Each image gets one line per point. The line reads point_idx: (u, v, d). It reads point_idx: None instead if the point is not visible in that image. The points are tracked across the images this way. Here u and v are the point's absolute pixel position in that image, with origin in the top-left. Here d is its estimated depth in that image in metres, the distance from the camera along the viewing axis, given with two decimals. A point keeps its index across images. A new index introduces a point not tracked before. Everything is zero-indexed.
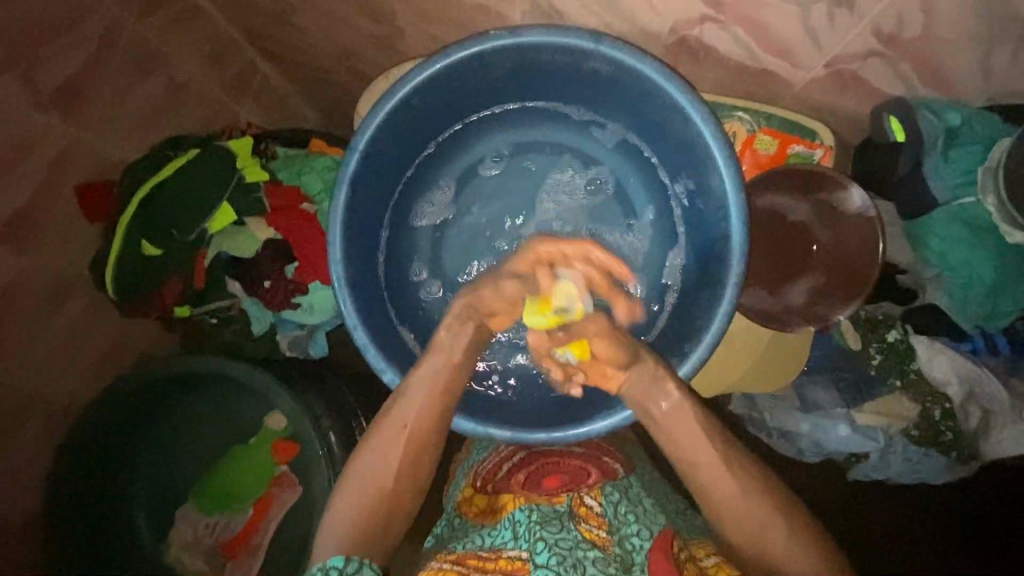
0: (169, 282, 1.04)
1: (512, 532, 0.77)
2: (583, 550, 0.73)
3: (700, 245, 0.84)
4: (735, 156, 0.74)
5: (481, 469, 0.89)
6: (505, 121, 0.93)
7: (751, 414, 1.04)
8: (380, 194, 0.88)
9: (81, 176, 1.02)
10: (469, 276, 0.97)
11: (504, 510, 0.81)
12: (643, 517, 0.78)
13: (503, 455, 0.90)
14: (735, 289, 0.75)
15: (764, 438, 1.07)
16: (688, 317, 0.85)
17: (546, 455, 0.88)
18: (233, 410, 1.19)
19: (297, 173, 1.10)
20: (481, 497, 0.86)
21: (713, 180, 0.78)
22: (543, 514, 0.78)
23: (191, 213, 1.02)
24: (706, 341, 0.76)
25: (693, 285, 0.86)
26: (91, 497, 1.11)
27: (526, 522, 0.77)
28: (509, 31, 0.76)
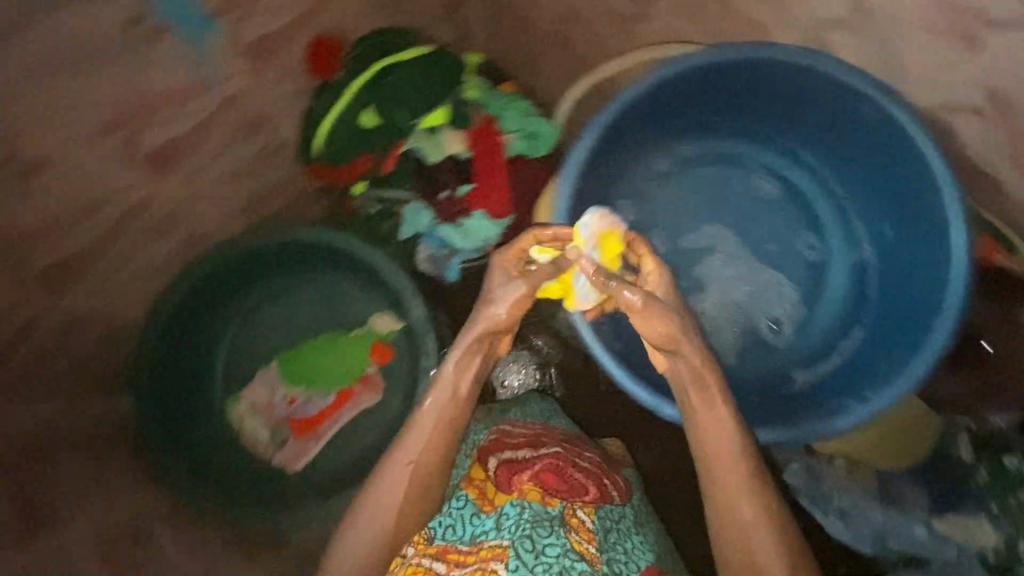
0: (362, 155, 1.07)
1: (495, 524, 0.82)
2: (571, 561, 0.78)
3: (900, 308, 0.90)
4: (970, 233, 0.77)
5: (500, 455, 0.91)
6: (738, 132, 1.00)
7: (812, 484, 1.07)
8: (609, 154, 0.93)
9: (322, 29, 1.03)
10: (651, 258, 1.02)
11: (498, 502, 0.86)
12: (631, 552, 0.86)
13: (511, 450, 0.91)
14: (937, 356, 0.77)
15: (819, 517, 1.08)
16: (864, 373, 0.89)
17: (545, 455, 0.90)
18: (342, 298, 1.22)
19: (501, 106, 1.11)
20: (480, 470, 0.91)
21: (943, 253, 0.81)
22: (534, 514, 0.81)
23: (413, 102, 1.04)
24: (892, 394, 0.79)
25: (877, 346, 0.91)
26: (193, 320, 1.13)
27: (516, 518, 0.80)
28: (800, 49, 0.81)
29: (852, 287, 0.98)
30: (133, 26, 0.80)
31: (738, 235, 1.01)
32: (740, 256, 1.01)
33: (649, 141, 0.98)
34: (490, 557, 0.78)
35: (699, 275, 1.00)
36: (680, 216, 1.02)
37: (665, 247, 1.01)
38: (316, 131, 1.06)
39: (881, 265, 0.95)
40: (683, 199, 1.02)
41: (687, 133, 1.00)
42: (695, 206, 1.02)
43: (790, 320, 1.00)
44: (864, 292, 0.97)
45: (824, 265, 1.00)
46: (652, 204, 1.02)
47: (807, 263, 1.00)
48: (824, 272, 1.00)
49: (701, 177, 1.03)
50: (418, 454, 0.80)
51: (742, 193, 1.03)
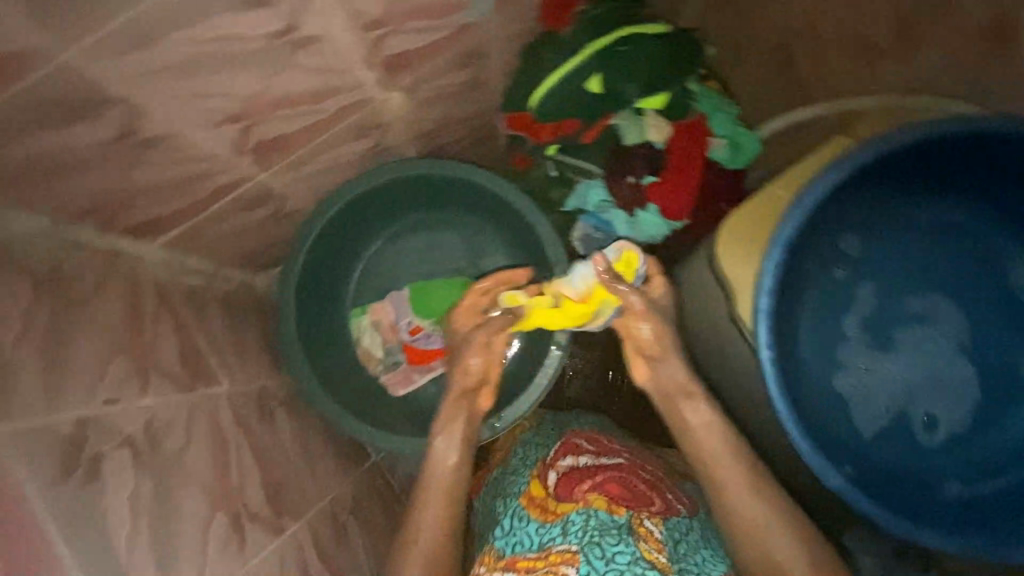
0: (570, 119, 1.04)
1: (562, 531, 0.83)
2: (642, 568, 0.78)
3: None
4: None
5: (552, 462, 0.94)
6: (1001, 201, 0.82)
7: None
8: (843, 199, 0.79)
9: None
10: (841, 316, 0.86)
11: (564, 512, 0.86)
12: (707, 561, 0.84)
13: (572, 457, 0.94)
14: None
15: None
16: None
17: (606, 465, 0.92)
18: (484, 247, 1.24)
19: (715, 105, 1.05)
20: (540, 487, 0.93)
21: None
22: (601, 522, 0.82)
23: (639, 82, 1.01)
24: None
25: None
26: (346, 227, 1.15)
27: (583, 525, 0.82)
28: None
29: None
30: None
31: (951, 317, 0.85)
32: (949, 348, 0.85)
33: (889, 189, 0.82)
34: (558, 564, 0.79)
35: (900, 339, 0.86)
36: (893, 280, 0.86)
37: (864, 308, 0.86)
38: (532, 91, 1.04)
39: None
40: (901, 261, 0.86)
41: (943, 186, 0.82)
42: (912, 273, 0.85)
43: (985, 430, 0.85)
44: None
45: None
46: (864, 257, 0.86)
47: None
48: None
49: (933, 241, 0.85)
50: (434, 514, 0.88)
51: (974, 273, 0.85)
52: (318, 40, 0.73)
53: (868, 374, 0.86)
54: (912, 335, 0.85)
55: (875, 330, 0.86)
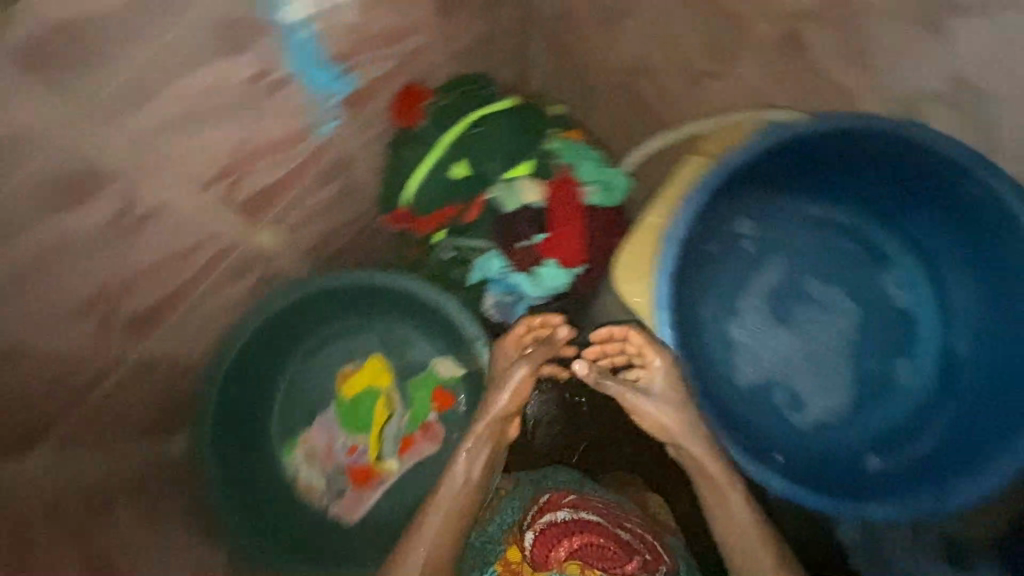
0: (447, 206, 1.06)
1: None
2: None
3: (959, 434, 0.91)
4: None
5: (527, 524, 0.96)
6: (829, 188, 0.99)
7: (866, 545, 1.08)
8: (707, 211, 0.92)
9: (409, 77, 1.01)
10: (730, 305, 0.99)
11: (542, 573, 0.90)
12: None
13: (548, 517, 0.95)
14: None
15: None
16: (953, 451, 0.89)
17: (582, 527, 0.94)
18: (403, 340, 1.18)
19: (578, 156, 1.11)
20: (517, 550, 0.94)
21: None
22: None
23: (499, 157, 1.06)
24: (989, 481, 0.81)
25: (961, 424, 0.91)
26: (249, 366, 1.09)
27: None
28: (919, 125, 0.81)
29: (934, 352, 0.98)
30: (274, 86, 0.82)
31: (845, 307, 0.99)
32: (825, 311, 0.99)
33: (741, 194, 0.96)
34: None
35: (786, 310, 0.99)
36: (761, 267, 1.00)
37: (766, 289, 0.99)
38: (404, 192, 1.06)
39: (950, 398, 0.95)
40: (765, 248, 1.00)
41: (781, 184, 0.98)
42: (776, 255, 1.01)
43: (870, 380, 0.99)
44: (924, 408, 0.97)
45: (908, 330, 0.99)
46: (736, 255, 1.00)
47: (890, 324, 0.99)
48: (909, 337, 0.99)
49: (785, 231, 1.01)
50: None
51: (826, 248, 1.01)
52: (163, 210, 0.82)
53: (765, 345, 0.99)
54: (811, 316, 0.99)
55: (776, 307, 0.99)
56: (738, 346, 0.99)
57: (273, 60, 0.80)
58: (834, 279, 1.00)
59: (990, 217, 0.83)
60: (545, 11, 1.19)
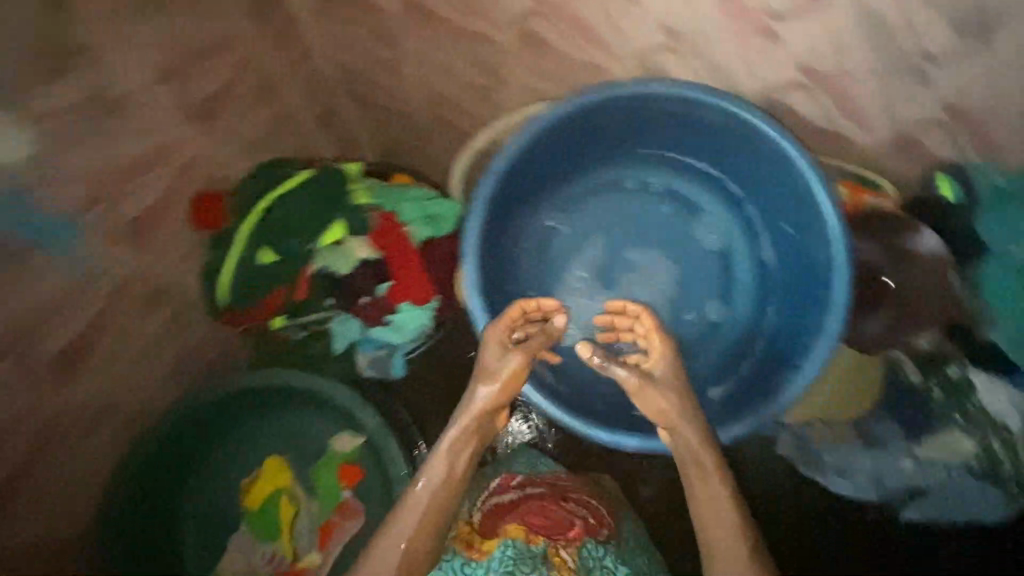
0: (275, 290, 1.06)
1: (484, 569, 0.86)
2: None
3: (780, 341, 0.96)
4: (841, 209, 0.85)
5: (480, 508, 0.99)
6: (614, 159, 1.07)
7: (799, 448, 1.16)
8: (499, 217, 0.99)
9: (198, 187, 1.03)
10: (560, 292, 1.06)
11: (488, 545, 0.90)
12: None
13: (497, 496, 1.01)
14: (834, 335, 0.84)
15: (818, 475, 1.17)
16: (785, 356, 0.94)
17: (528, 501, 0.99)
18: (297, 430, 1.16)
19: (395, 200, 1.14)
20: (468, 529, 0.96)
21: (818, 239, 0.89)
22: (519, 551, 0.86)
23: (308, 228, 1.06)
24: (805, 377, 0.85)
25: (788, 329, 0.97)
26: (147, 510, 1.08)
27: (502, 558, 0.86)
28: (634, 81, 0.90)
29: (757, 271, 1.04)
30: (22, 256, 0.81)
31: (663, 259, 1.06)
32: (647, 269, 1.06)
33: (532, 192, 1.04)
34: None
35: (613, 279, 1.07)
36: (577, 248, 1.08)
37: (586, 260, 1.08)
38: (222, 289, 1.05)
39: (775, 309, 1.02)
40: (576, 231, 1.08)
41: (568, 171, 1.06)
42: (588, 234, 1.08)
43: (706, 316, 1.05)
44: (758, 327, 1.02)
45: (727, 259, 1.05)
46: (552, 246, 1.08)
47: (708, 260, 1.06)
48: (731, 264, 1.05)
49: (590, 210, 1.08)
50: None
51: (632, 211, 1.08)
52: None
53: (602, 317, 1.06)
54: (634, 276, 1.06)
55: (599, 273, 1.07)
56: (580, 326, 1.06)
57: (7, 232, 0.78)
58: (646, 236, 1.07)
59: (741, 136, 0.92)
60: (328, 74, 1.23)
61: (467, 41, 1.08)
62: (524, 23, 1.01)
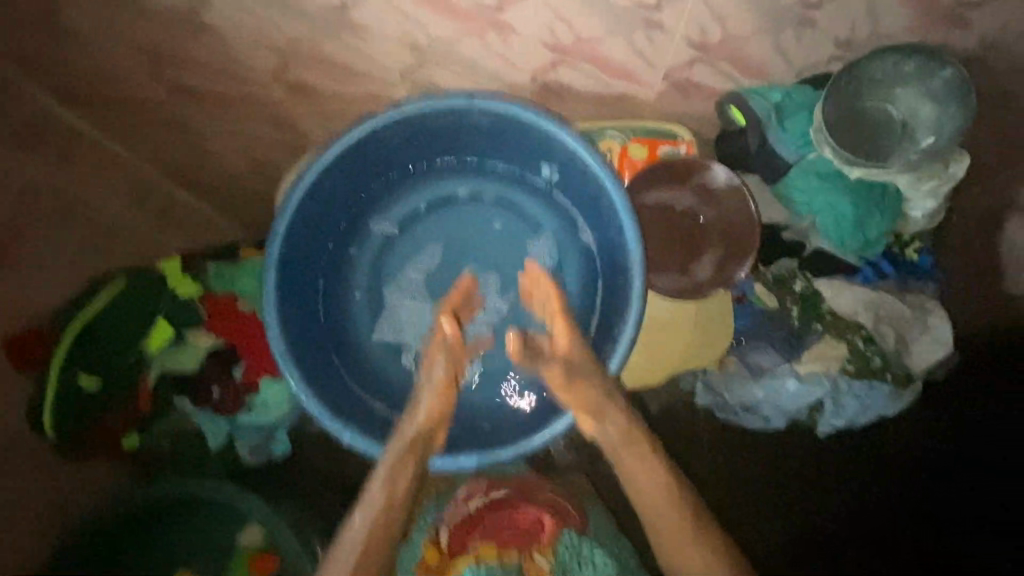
0: (113, 411, 1.04)
1: None
2: None
3: (605, 315, 0.97)
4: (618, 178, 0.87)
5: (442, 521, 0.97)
6: (417, 180, 1.05)
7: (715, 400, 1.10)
8: (306, 274, 0.96)
9: (12, 329, 0.99)
10: (395, 325, 1.05)
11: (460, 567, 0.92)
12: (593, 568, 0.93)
13: (463, 506, 0.99)
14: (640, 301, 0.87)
15: (732, 417, 1.12)
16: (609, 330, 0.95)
17: (496, 508, 0.98)
18: (190, 541, 1.08)
19: (229, 281, 1.11)
20: (435, 549, 0.95)
21: (611, 210, 0.91)
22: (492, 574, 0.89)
23: (131, 340, 1.04)
24: (622, 349, 0.87)
25: (609, 302, 0.97)
26: None
27: None
28: (394, 106, 0.89)
29: (578, 250, 1.04)
30: None
31: (489, 263, 1.06)
32: (476, 278, 1.06)
33: (340, 236, 1.02)
34: None
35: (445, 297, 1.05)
36: (403, 276, 1.06)
37: (426, 270, 1.06)
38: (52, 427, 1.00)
39: (600, 285, 1.01)
40: (398, 261, 1.06)
41: (372, 205, 1.04)
42: (411, 260, 1.06)
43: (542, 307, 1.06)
44: (590, 306, 1.03)
45: (548, 247, 1.06)
46: (378, 281, 1.06)
47: (532, 253, 1.06)
48: (553, 250, 1.06)
49: (407, 235, 1.07)
50: None
51: (449, 224, 1.07)
52: None
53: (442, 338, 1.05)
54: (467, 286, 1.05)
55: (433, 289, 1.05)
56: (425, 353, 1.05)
57: None
58: (467, 245, 1.07)
59: (525, 129, 0.92)
60: None
61: (254, 107, 1.05)
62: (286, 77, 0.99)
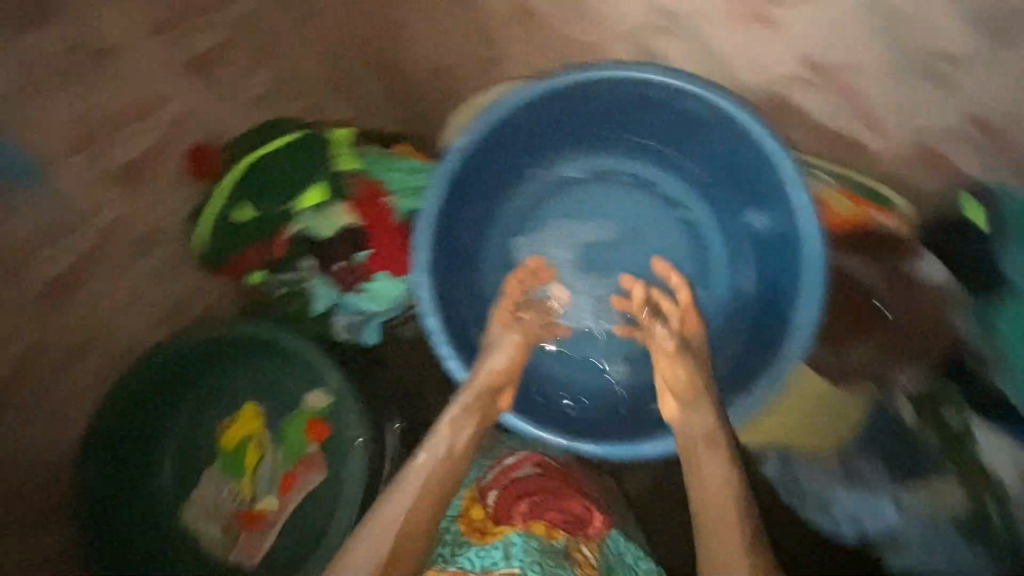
0: (252, 245, 1.11)
1: (504, 553, 0.86)
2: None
3: (744, 357, 0.92)
4: (819, 228, 0.79)
5: (483, 483, 1.00)
6: (601, 145, 1.01)
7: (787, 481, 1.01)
8: (466, 197, 0.96)
9: (196, 138, 1.08)
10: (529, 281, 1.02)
11: (503, 532, 0.90)
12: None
13: (508, 472, 1.01)
14: (790, 363, 0.81)
15: (799, 510, 1.03)
16: (742, 374, 0.90)
17: (540, 488, 0.99)
18: (267, 381, 1.20)
19: (385, 169, 1.13)
20: (478, 508, 0.96)
21: (795, 258, 0.83)
22: (541, 544, 0.88)
23: (291, 188, 1.09)
24: (754, 400, 0.83)
25: (750, 345, 0.92)
26: (131, 442, 1.14)
27: (523, 545, 0.87)
28: (619, 66, 0.84)
29: (738, 280, 0.98)
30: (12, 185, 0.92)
31: (640, 254, 1.03)
32: (621, 264, 1.03)
33: (508, 172, 1.00)
34: None
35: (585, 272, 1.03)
36: (551, 235, 1.04)
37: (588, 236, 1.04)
38: (201, 241, 1.10)
39: (743, 327, 0.96)
40: (552, 217, 1.04)
41: (549, 153, 1.01)
42: (565, 221, 1.05)
43: None
44: (721, 338, 0.97)
45: (705, 265, 1.00)
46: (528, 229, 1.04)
47: (686, 264, 1.01)
48: (710, 270, 1.00)
49: (571, 195, 1.04)
50: None
51: (614, 201, 1.03)
52: None
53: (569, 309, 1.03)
54: (610, 267, 1.03)
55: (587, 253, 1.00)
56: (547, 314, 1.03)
57: None
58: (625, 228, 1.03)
59: (740, 139, 0.85)
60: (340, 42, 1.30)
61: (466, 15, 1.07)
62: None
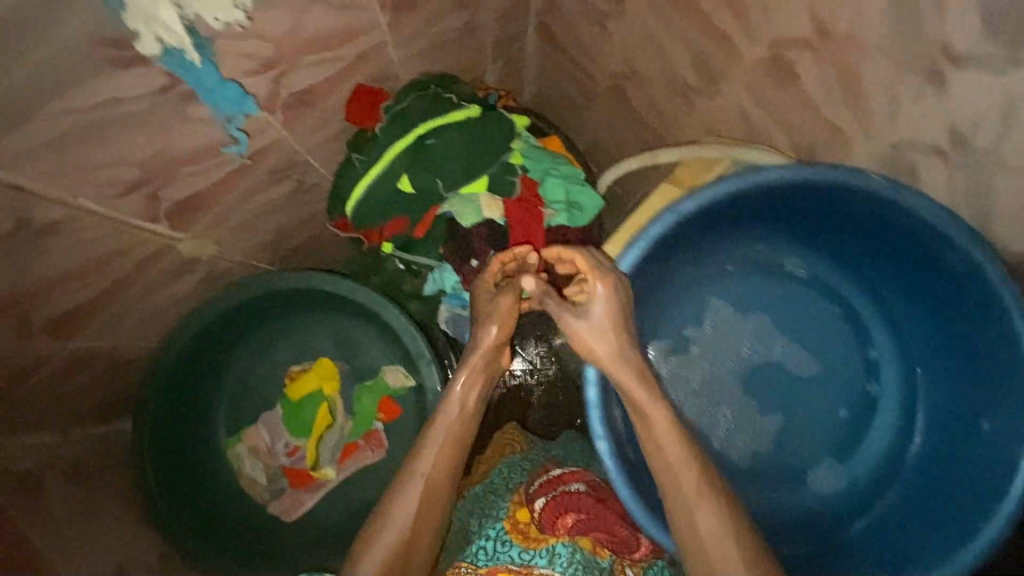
0: (396, 218, 0.98)
1: (548, 559, 0.80)
2: None
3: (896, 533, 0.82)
4: None
5: (528, 489, 0.91)
6: (806, 242, 0.91)
7: None
8: (655, 258, 0.84)
9: (364, 76, 0.95)
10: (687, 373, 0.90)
11: (549, 539, 0.82)
12: None
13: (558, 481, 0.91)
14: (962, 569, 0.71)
15: None
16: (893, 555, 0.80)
17: (593, 501, 0.88)
18: (349, 342, 1.16)
19: (545, 172, 1.00)
20: (524, 511, 0.87)
21: (1002, 458, 0.73)
22: (586, 558, 0.80)
23: (456, 171, 0.95)
24: None
25: (905, 522, 0.83)
26: (201, 364, 1.09)
27: (569, 557, 0.79)
28: (889, 181, 0.73)
29: (903, 441, 0.88)
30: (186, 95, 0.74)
31: (812, 375, 0.90)
32: (786, 381, 0.90)
33: (703, 242, 0.89)
34: None
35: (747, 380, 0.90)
36: (723, 326, 0.91)
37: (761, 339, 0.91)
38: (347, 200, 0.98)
39: (896, 495, 0.86)
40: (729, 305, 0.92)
41: (749, 234, 0.90)
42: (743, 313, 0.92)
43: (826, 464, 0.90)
44: (863, 504, 0.88)
45: (872, 412, 0.90)
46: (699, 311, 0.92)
47: (852, 403, 0.91)
48: (874, 419, 0.90)
49: (754, 285, 0.92)
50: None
51: (798, 307, 0.92)
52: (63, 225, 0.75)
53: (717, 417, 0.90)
54: (775, 381, 0.90)
55: (756, 361, 0.90)
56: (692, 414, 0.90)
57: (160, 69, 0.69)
58: (802, 343, 0.91)
59: (989, 319, 0.74)
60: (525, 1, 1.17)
61: (697, 36, 0.95)
62: (778, 44, 0.84)
